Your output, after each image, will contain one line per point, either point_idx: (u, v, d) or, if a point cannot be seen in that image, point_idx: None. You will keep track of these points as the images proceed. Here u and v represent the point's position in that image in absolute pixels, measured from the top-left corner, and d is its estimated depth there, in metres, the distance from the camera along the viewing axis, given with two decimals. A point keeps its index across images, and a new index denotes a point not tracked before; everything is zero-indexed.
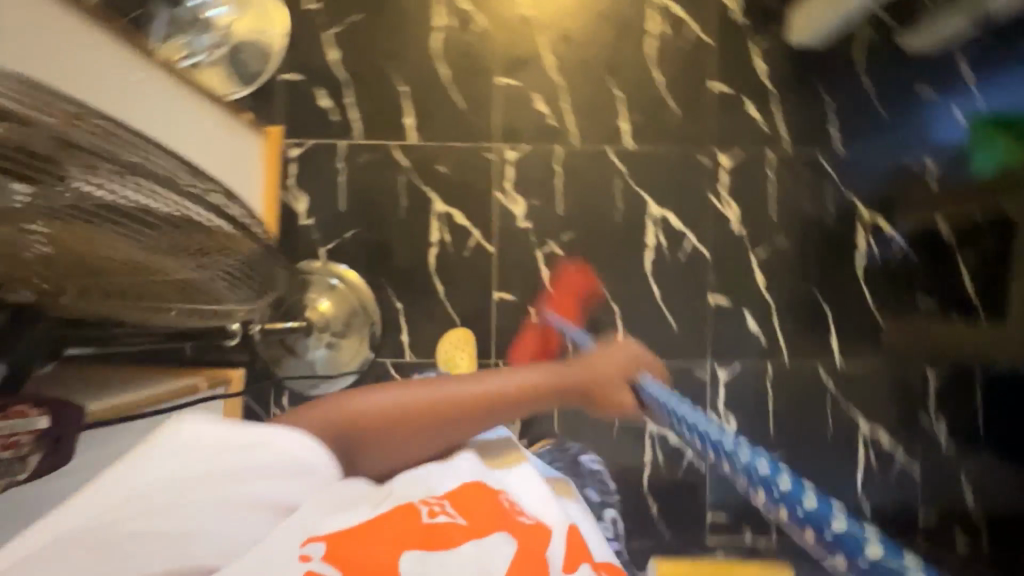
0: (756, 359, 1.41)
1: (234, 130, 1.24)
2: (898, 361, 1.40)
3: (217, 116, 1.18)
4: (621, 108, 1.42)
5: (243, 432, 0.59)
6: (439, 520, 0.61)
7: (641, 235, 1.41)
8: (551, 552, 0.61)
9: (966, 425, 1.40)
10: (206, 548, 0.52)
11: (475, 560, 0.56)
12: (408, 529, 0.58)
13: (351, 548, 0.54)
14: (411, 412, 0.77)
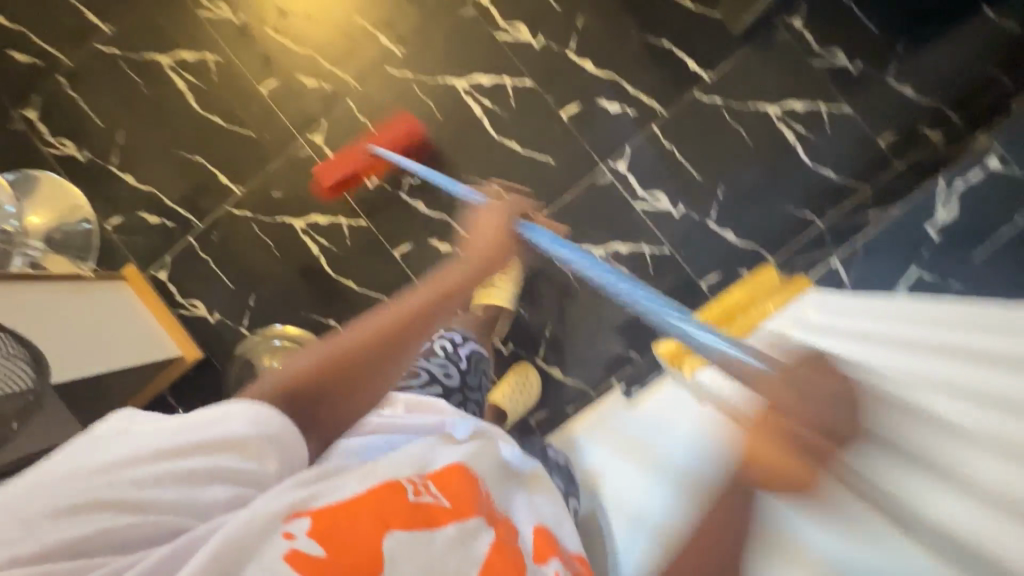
0: (637, 132, 1.38)
1: (95, 292, 1.27)
2: (754, 33, 1.36)
3: (70, 291, 1.21)
4: (371, 27, 1.41)
5: (233, 420, 0.61)
6: (423, 499, 0.67)
7: (468, 113, 1.40)
8: (518, 543, 0.72)
9: (854, 36, 1.34)
10: (181, 508, 0.57)
11: (448, 546, 0.64)
12: (399, 508, 0.65)
13: (340, 529, 0.60)
14: (355, 352, 0.71)
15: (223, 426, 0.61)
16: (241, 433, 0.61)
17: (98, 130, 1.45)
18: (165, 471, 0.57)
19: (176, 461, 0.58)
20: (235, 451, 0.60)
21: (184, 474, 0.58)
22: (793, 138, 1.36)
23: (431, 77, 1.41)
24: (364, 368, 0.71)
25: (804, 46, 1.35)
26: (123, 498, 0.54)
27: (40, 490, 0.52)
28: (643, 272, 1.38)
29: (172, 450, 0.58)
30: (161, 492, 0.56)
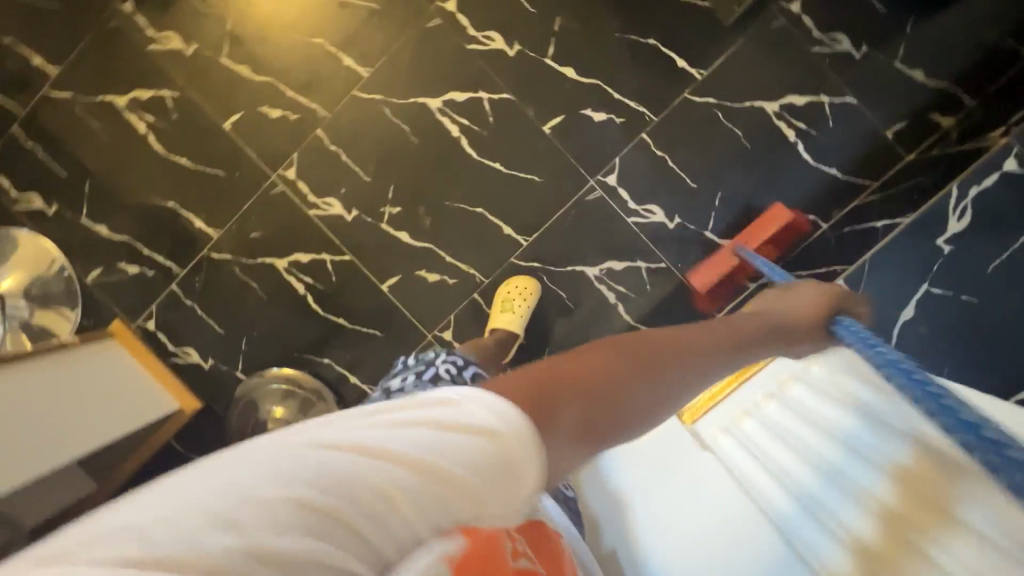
0: (626, 141, 1.29)
1: (99, 356, 1.30)
2: (748, 21, 1.24)
3: (78, 359, 1.24)
4: (334, 48, 1.31)
5: (478, 418, 0.40)
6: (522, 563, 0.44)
7: (444, 133, 1.32)
8: None
9: (858, 17, 1.22)
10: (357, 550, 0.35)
11: None
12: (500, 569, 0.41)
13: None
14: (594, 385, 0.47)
15: (457, 409, 0.40)
16: (490, 426, 0.40)
17: (63, 180, 1.39)
18: (384, 471, 0.37)
19: (411, 438, 0.38)
20: (496, 442, 0.40)
21: (439, 452, 0.38)
22: (793, 135, 1.27)
23: (402, 97, 1.31)
24: (577, 395, 0.46)
25: (803, 32, 1.24)
26: (374, 453, 0.37)
27: (269, 458, 0.35)
28: (642, 290, 1.33)
29: (417, 409, 0.40)
30: (403, 474, 0.37)
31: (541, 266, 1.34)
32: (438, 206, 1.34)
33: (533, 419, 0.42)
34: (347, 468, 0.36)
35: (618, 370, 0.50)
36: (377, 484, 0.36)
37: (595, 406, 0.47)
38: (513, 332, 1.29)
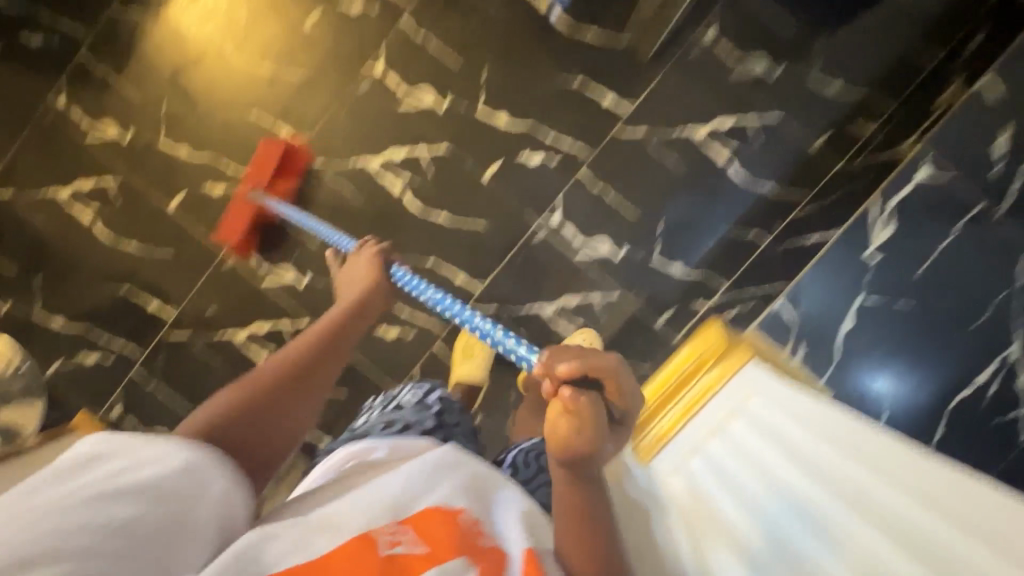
0: (564, 179, 1.32)
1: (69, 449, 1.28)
2: (666, 53, 1.29)
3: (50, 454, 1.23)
4: (271, 120, 1.33)
5: (160, 451, 0.54)
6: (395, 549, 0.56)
7: (386, 191, 1.34)
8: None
9: (770, 38, 1.27)
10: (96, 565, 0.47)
11: None
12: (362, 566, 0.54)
13: None
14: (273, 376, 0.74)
15: (175, 457, 0.54)
16: (184, 461, 0.55)
17: (13, 277, 1.39)
18: (130, 496, 0.51)
19: (132, 489, 0.51)
20: (202, 479, 0.55)
21: (156, 486, 0.52)
22: (726, 157, 1.30)
23: (342, 160, 1.34)
24: (279, 398, 0.72)
25: (720, 58, 1.28)
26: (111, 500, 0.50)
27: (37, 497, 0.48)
28: (599, 322, 1.34)
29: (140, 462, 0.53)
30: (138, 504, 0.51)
31: (498, 309, 1.36)
32: None
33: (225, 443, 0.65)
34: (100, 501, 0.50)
35: (280, 372, 0.75)
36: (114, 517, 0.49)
37: (293, 403, 0.73)
38: (475, 379, 1.29)
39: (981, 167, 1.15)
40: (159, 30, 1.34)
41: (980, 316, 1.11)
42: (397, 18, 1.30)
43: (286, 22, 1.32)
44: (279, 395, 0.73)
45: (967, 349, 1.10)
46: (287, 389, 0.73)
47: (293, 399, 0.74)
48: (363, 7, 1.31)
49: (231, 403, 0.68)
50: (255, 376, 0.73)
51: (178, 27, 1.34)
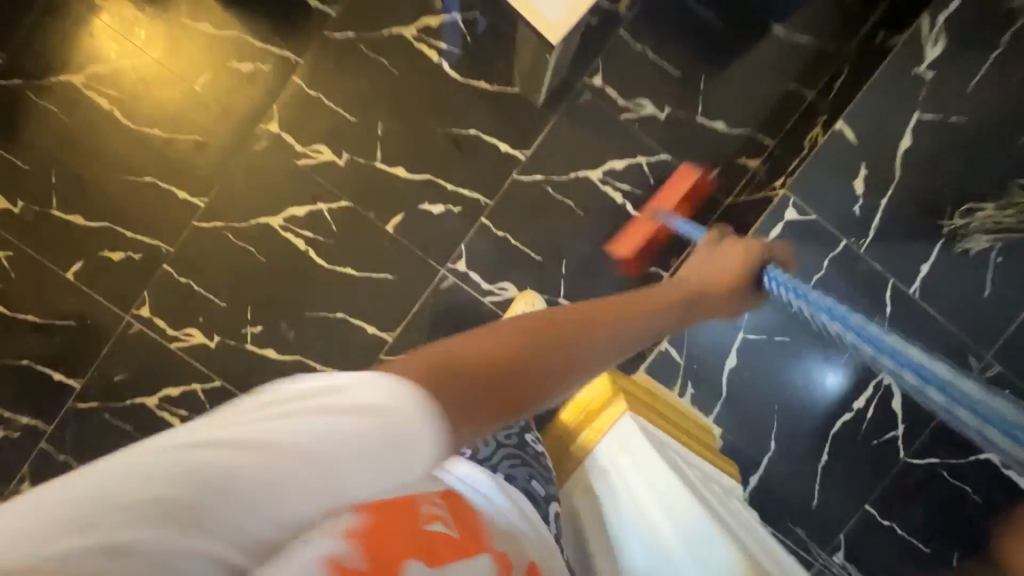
0: (468, 226, 1.35)
1: None
2: (557, 99, 1.32)
3: None
4: (167, 183, 1.32)
5: (347, 388, 0.40)
6: (436, 526, 0.46)
7: (290, 248, 1.34)
8: None
9: (654, 81, 1.32)
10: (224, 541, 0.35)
11: None
12: (412, 534, 0.42)
13: (381, 543, 0.40)
14: (526, 356, 0.50)
15: (360, 392, 0.39)
16: (359, 398, 0.39)
17: None
18: (235, 479, 0.36)
19: (322, 403, 0.39)
20: (379, 417, 0.39)
21: (338, 424, 0.38)
22: (620, 197, 1.35)
23: (243, 220, 1.33)
24: (555, 361, 0.52)
25: (609, 103, 1.32)
26: (239, 444, 0.37)
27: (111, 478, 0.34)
28: None
29: (284, 407, 0.39)
30: (291, 456, 0.37)
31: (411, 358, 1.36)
32: (300, 318, 1.35)
33: (481, 383, 0.46)
34: (226, 459, 0.36)
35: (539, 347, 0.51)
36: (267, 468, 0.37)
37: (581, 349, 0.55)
38: None
39: (846, 205, 1.10)
40: (39, 95, 1.29)
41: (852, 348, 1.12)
42: (289, 75, 1.30)
43: (175, 82, 1.30)
44: (568, 350, 0.53)
45: (843, 379, 1.13)
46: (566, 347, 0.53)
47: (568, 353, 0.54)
48: (253, 64, 1.30)
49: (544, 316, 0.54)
50: (512, 339, 0.50)
51: (60, 92, 1.29)
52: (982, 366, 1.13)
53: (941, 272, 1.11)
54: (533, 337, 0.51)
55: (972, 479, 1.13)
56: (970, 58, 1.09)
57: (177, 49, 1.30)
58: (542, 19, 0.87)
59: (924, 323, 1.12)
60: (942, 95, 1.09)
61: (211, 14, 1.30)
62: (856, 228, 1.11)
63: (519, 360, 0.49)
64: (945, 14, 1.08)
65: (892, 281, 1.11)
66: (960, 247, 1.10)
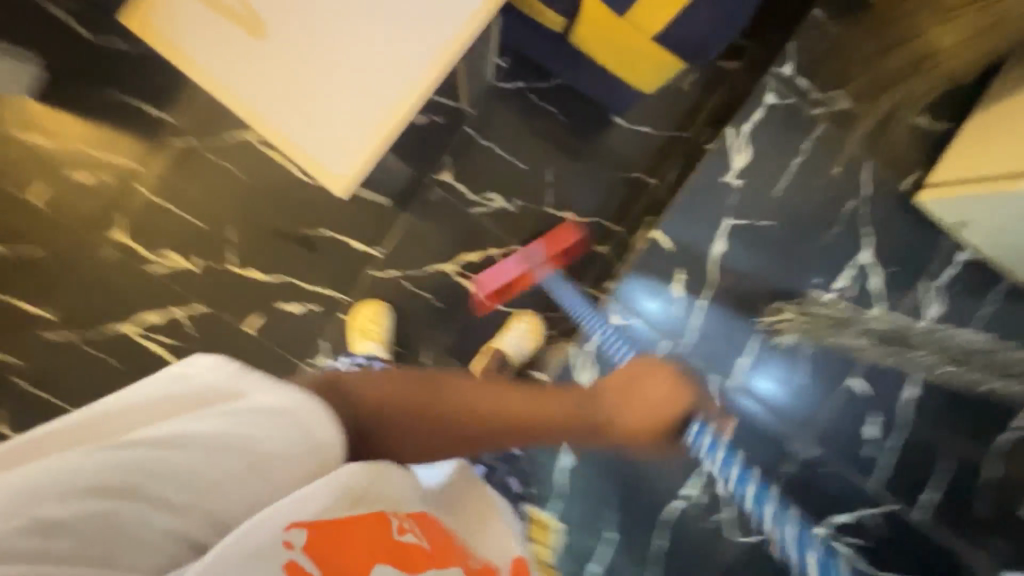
0: (328, 323, 1.36)
1: None
2: (407, 198, 1.34)
3: None
4: (13, 297, 1.30)
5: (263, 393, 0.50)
6: (407, 536, 0.53)
7: (148, 354, 1.33)
8: None
9: (502, 173, 1.35)
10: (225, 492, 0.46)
11: None
12: (379, 541, 0.50)
13: (329, 558, 0.46)
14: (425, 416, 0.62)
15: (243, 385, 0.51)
16: (239, 385, 0.50)
17: None
18: (109, 483, 0.43)
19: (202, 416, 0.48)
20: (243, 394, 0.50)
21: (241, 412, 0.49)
22: (477, 288, 1.38)
23: (97, 330, 1.32)
24: (498, 437, 0.64)
25: (459, 198, 1.35)
26: (162, 439, 0.45)
27: (54, 465, 0.42)
28: None
29: (200, 395, 0.50)
30: (228, 439, 0.47)
31: None
32: None
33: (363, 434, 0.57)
34: (129, 464, 0.44)
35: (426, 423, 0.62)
36: (186, 462, 0.45)
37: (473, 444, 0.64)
38: None
39: (665, 307, 1.17)
40: None
41: (678, 440, 1.19)
42: (134, 184, 1.30)
43: (15, 197, 1.28)
44: (505, 429, 0.64)
45: (675, 470, 1.19)
46: (490, 426, 0.64)
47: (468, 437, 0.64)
48: (95, 175, 1.29)
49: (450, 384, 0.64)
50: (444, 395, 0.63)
51: None
52: (802, 449, 1.21)
53: (759, 365, 1.18)
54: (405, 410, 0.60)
55: (801, 554, 1.20)
56: (777, 163, 1.14)
57: (15, 164, 1.28)
58: (324, 172, 0.87)
59: (745, 412, 1.20)
60: (752, 200, 1.15)
61: (46, 126, 1.28)
62: (675, 329, 1.17)
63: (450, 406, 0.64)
64: (749, 123, 1.14)
65: (713, 377, 1.18)
66: (774, 342, 1.18)
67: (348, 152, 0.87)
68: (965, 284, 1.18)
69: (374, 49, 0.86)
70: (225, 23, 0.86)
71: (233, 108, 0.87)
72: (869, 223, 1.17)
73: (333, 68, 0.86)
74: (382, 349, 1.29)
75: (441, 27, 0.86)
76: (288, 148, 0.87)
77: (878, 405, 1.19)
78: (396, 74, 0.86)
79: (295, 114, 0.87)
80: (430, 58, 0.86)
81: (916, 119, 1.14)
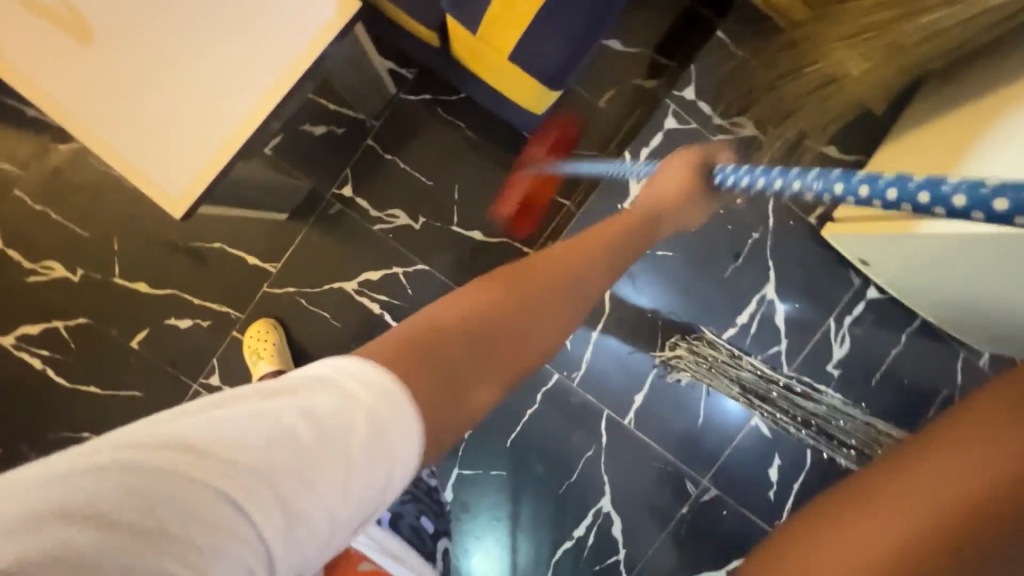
0: (219, 340, 1.29)
1: None
2: (305, 212, 1.28)
3: None
4: None
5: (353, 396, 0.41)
6: None
7: (26, 368, 1.27)
8: None
9: (406, 189, 1.29)
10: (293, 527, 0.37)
11: None
12: None
13: None
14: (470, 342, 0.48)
15: (349, 388, 0.41)
16: (347, 384, 0.41)
17: None
18: (166, 489, 0.35)
19: (298, 424, 0.38)
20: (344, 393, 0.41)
21: (325, 412, 0.40)
22: (378, 308, 1.31)
23: None
24: (544, 311, 0.53)
25: (360, 214, 1.29)
26: (215, 444, 0.36)
27: (87, 463, 0.34)
28: None
29: (284, 389, 0.40)
30: (301, 456, 0.38)
31: None
32: (42, 440, 1.28)
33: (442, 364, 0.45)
34: (185, 468, 0.35)
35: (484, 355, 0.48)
36: (250, 465, 0.36)
37: (544, 326, 0.53)
38: None
39: None
40: None
41: (568, 477, 1.14)
42: (12, 189, 1.23)
43: None
44: (541, 299, 0.54)
45: (566, 507, 1.14)
46: (527, 298, 0.53)
47: (523, 328, 0.51)
48: None
49: (439, 313, 0.48)
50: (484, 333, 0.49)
51: None
52: (700, 491, 1.14)
53: (656, 402, 1.13)
54: (427, 379, 0.44)
55: None
56: None
57: None
58: (160, 193, 0.82)
59: (640, 451, 1.14)
60: None
61: None
62: (567, 362, 1.13)
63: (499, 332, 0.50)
64: (646, 148, 1.10)
65: (607, 412, 1.13)
66: (671, 378, 1.12)
67: (185, 172, 0.81)
68: (874, 321, 1.12)
69: (215, 63, 0.81)
70: (52, 29, 0.80)
71: (59, 119, 0.80)
72: (773, 255, 1.11)
73: (169, 81, 0.81)
74: (279, 360, 1.22)
75: (288, 42, 0.81)
76: (121, 166, 0.81)
77: (781, 446, 1.13)
78: (239, 91, 0.81)
79: (128, 128, 0.81)
80: (276, 75, 0.81)
81: (824, 148, 1.09)
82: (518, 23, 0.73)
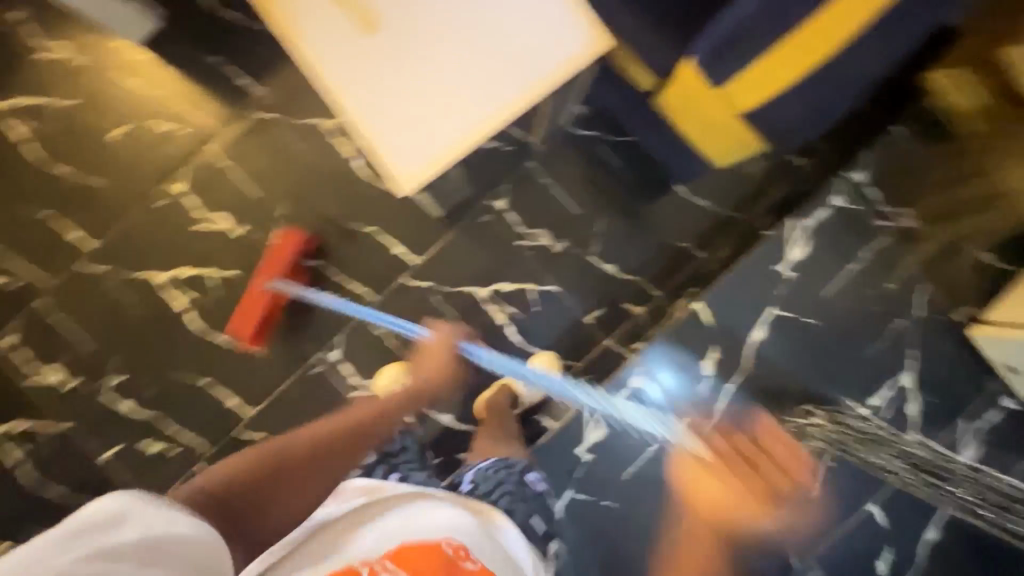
0: (349, 317, 1.35)
1: None
2: (458, 216, 1.36)
3: None
4: (60, 221, 1.33)
5: (136, 524, 0.56)
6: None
7: (168, 306, 1.34)
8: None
9: (554, 212, 1.37)
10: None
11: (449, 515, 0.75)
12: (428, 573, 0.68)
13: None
14: (230, 497, 0.75)
15: (129, 522, 0.55)
16: (126, 519, 0.55)
17: None
18: None
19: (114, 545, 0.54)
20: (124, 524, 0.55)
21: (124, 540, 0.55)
22: (504, 319, 1.36)
23: (127, 271, 1.33)
24: (286, 485, 0.81)
25: (507, 227, 1.36)
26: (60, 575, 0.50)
27: None
28: None
29: (94, 526, 0.53)
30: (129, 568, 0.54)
31: (265, 437, 1.33)
32: (163, 377, 1.34)
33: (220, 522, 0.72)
34: None
35: (240, 522, 0.74)
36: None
37: (304, 487, 0.82)
38: None
39: (693, 380, 1.15)
40: None
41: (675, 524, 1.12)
42: (206, 143, 1.34)
43: (92, 128, 1.33)
44: (287, 476, 0.81)
45: None
46: (276, 479, 0.80)
47: (301, 484, 0.82)
48: (173, 125, 1.34)
49: (212, 490, 0.74)
50: (252, 499, 0.77)
51: None
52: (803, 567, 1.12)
53: None
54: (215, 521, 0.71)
55: None
56: (829, 264, 1.15)
57: (102, 98, 1.33)
58: (395, 171, 0.90)
59: None
60: (800, 295, 1.14)
61: (143, 70, 1.34)
62: (698, 407, 1.14)
63: (284, 480, 0.81)
64: (811, 219, 1.15)
65: None
66: (796, 446, 1.12)
67: (423, 155, 0.90)
68: (1005, 431, 1.13)
69: (471, 68, 0.90)
70: (342, 12, 0.90)
71: (328, 90, 0.90)
72: (915, 344, 1.13)
73: (429, 75, 0.90)
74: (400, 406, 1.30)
75: (538, 63, 0.90)
76: (367, 139, 0.90)
77: (892, 539, 1.12)
78: (486, 96, 0.90)
79: (382, 109, 0.90)
80: (522, 89, 0.90)
81: (980, 253, 1.13)
82: (771, 87, 0.82)
